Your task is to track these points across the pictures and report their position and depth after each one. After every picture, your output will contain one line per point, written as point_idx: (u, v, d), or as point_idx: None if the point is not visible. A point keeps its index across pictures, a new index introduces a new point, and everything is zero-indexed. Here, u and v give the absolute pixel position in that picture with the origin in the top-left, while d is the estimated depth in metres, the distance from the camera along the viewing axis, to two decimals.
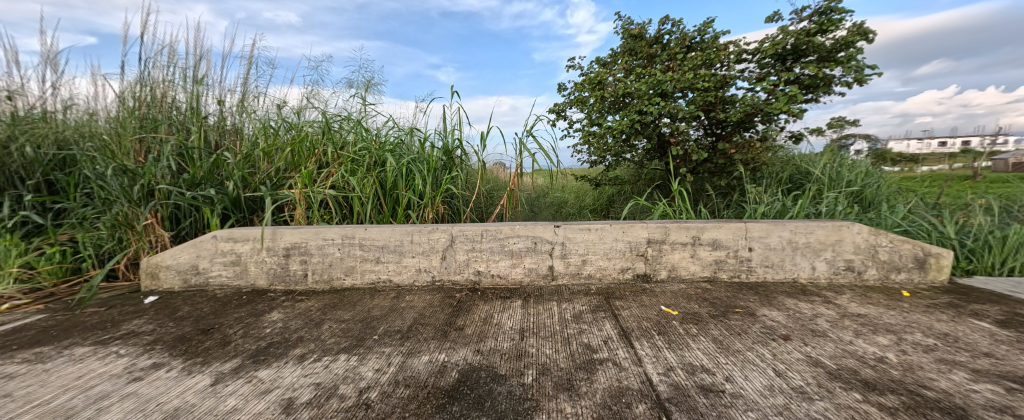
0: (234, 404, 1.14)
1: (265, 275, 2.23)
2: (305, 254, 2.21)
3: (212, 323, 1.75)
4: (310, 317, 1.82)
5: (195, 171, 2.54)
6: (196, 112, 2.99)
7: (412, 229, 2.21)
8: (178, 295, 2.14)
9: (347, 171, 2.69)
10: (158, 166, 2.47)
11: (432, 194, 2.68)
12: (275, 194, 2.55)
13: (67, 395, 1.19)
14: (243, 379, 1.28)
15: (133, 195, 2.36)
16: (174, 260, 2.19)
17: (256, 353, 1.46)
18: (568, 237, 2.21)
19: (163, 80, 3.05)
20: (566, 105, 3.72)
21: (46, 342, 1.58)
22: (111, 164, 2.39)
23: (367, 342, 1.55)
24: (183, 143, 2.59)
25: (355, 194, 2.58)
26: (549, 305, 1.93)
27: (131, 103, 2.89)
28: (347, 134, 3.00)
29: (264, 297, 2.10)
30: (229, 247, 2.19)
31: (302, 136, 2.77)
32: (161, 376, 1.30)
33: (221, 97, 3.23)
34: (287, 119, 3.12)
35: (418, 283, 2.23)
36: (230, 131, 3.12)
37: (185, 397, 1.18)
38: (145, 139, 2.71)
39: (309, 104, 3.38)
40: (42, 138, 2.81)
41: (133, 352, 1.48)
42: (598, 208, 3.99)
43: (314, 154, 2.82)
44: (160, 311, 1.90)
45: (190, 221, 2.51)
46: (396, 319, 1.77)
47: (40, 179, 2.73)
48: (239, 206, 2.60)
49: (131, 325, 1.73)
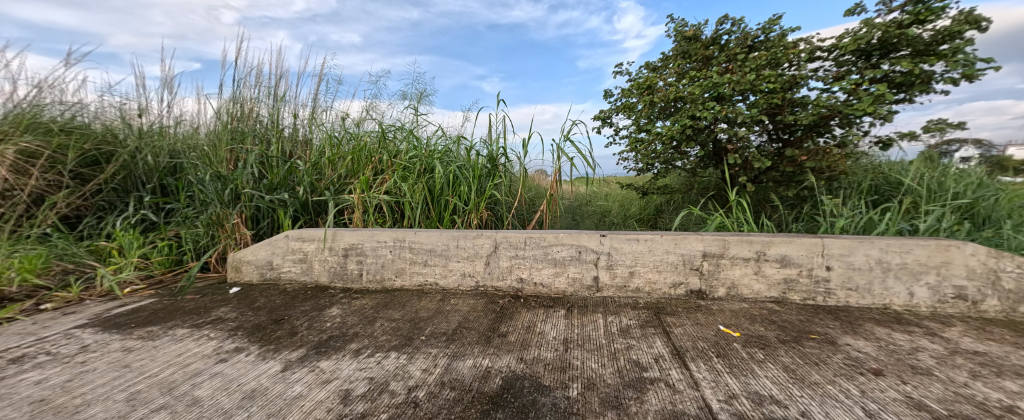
0: (299, 391, 1.26)
1: (326, 273, 2.42)
2: (361, 254, 2.37)
3: (282, 314, 1.94)
4: (364, 314, 1.94)
5: (273, 177, 2.86)
6: (277, 126, 3.37)
7: (459, 234, 2.28)
8: (256, 288, 2.40)
9: (400, 177, 2.87)
10: (244, 173, 2.81)
11: (477, 201, 2.75)
12: (337, 199, 2.79)
13: (170, 370, 1.39)
14: (308, 367, 1.40)
15: (224, 198, 2.71)
16: (254, 256, 2.47)
17: (318, 345, 1.59)
18: (614, 247, 2.14)
19: (250, 98, 3.50)
20: (612, 111, 3.62)
21: (155, 322, 1.86)
22: (209, 171, 2.78)
23: (416, 342, 1.62)
24: (264, 152, 2.94)
25: (407, 199, 2.71)
26: (594, 316, 1.87)
27: (225, 118, 3.36)
28: (400, 143, 3.18)
29: (325, 293, 2.29)
30: (298, 246, 2.42)
31: (362, 145, 3.00)
32: (242, 359, 1.47)
33: (296, 111, 3.60)
34: (348, 130, 3.39)
35: (463, 287, 2.29)
36: (300, 141, 3.47)
37: (261, 379, 1.33)
38: (235, 149, 3.11)
39: (368, 116, 3.64)
40: (159, 148, 3.34)
41: (220, 336, 1.69)
42: (644, 218, 3.76)
43: (371, 161, 3.04)
44: (241, 301, 2.15)
45: (268, 222, 2.84)
46: (443, 322, 1.83)
47: (157, 183, 3.23)
48: (307, 209, 2.88)
49: (219, 312, 1.98)
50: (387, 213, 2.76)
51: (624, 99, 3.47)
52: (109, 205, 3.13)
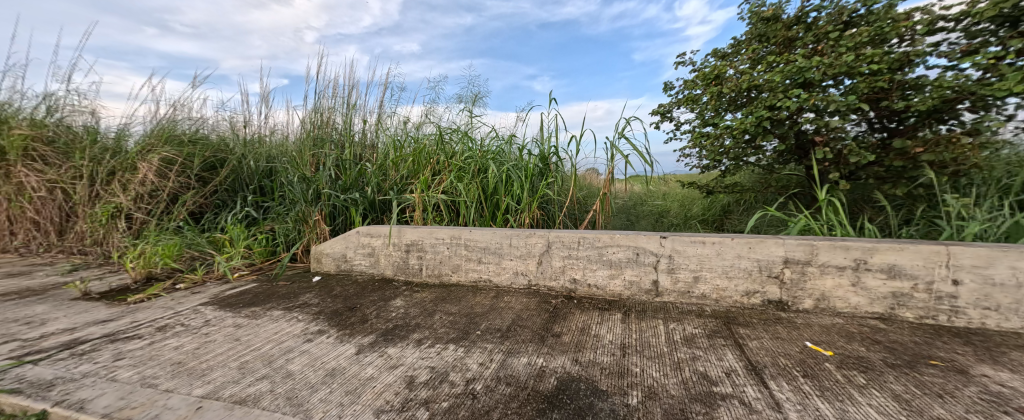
0: (371, 374, 1.40)
1: (392, 266, 2.60)
2: (421, 250, 2.51)
3: (355, 302, 2.14)
4: (425, 306, 2.06)
5: (346, 179, 3.17)
6: (350, 133, 3.69)
7: (511, 233, 2.30)
8: (333, 278, 2.67)
9: (456, 177, 2.97)
10: (324, 175, 3.15)
11: (529, 200, 2.75)
12: (400, 198, 3.00)
13: (269, 346, 1.63)
14: (378, 352, 1.53)
15: (308, 197, 3.07)
16: (331, 248, 2.74)
17: (386, 332, 1.72)
18: (676, 250, 1.99)
19: (328, 108, 3.87)
20: (672, 105, 3.38)
21: (257, 303, 2.17)
22: (297, 174, 3.17)
23: (472, 336, 1.67)
24: (339, 156, 3.29)
25: (462, 198, 2.81)
26: (653, 322, 1.77)
27: (307, 126, 3.75)
28: (456, 145, 3.26)
29: (390, 285, 2.47)
30: (367, 241, 2.64)
31: (421, 148, 3.18)
32: (324, 340, 1.66)
33: (366, 118, 3.92)
34: (409, 133, 3.58)
35: (515, 285, 2.31)
36: (368, 145, 3.75)
37: (340, 360, 1.49)
38: (317, 154, 3.48)
39: (427, 120, 3.80)
40: (258, 154, 3.85)
41: (306, 318, 1.92)
42: (709, 219, 3.53)
43: (430, 162, 3.19)
44: (322, 289, 2.41)
45: (342, 218, 3.12)
46: (497, 318, 1.86)
47: (258, 185, 3.70)
48: (375, 207, 3.13)
49: (305, 298, 2.25)
50: (444, 211, 2.88)
51: (688, 91, 3.22)
52: (223, 203, 3.65)
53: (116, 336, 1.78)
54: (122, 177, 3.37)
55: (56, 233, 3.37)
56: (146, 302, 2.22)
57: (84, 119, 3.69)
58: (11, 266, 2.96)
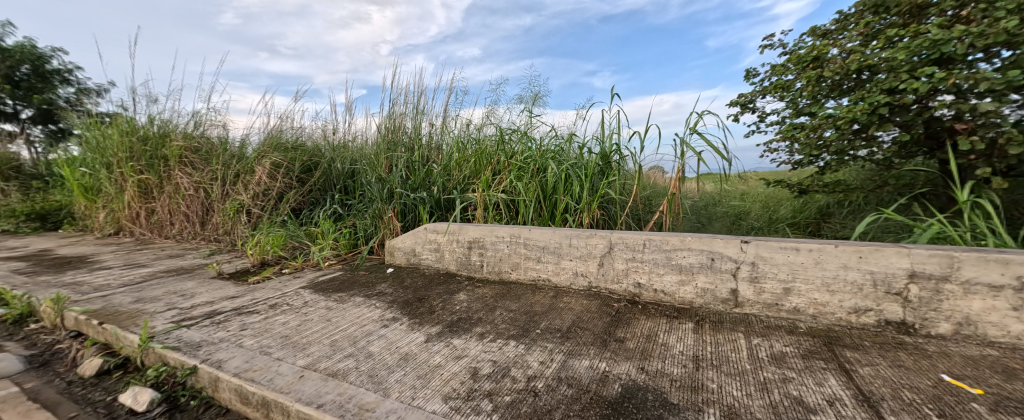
0: (439, 361, 1.49)
1: (454, 262, 2.68)
2: (482, 248, 2.55)
3: (423, 294, 2.28)
4: (486, 302, 2.11)
5: (415, 179, 3.36)
6: (419, 136, 3.79)
7: (571, 233, 2.25)
8: (403, 270, 2.85)
9: (515, 177, 2.98)
10: (397, 175, 3.37)
11: (590, 199, 2.66)
12: (463, 197, 3.09)
13: (354, 328, 1.83)
14: (444, 342, 1.62)
15: (382, 195, 3.30)
16: (402, 243, 2.92)
17: (451, 324, 1.81)
18: (760, 256, 1.80)
19: (400, 113, 3.92)
20: (756, 95, 3.02)
21: (342, 290, 2.43)
22: (374, 175, 3.43)
23: (532, 334, 1.67)
24: (410, 158, 3.49)
25: (522, 197, 2.82)
26: (734, 336, 1.60)
27: (380, 129, 3.92)
28: (515, 145, 3.29)
29: (453, 280, 2.58)
30: (433, 237, 2.77)
31: (484, 148, 3.25)
32: (398, 327, 1.81)
33: (432, 120, 3.95)
34: (471, 135, 3.64)
35: (575, 286, 2.25)
36: (433, 148, 3.81)
37: (412, 346, 1.62)
38: (391, 156, 3.58)
39: (489, 121, 3.85)
40: (343, 157, 4.23)
41: (382, 306, 2.10)
42: (801, 223, 3.08)
43: (491, 163, 3.22)
44: (394, 280, 2.61)
45: (412, 215, 3.32)
46: (557, 318, 1.83)
47: (343, 185, 4.11)
48: (440, 206, 3.28)
49: (381, 286, 2.46)
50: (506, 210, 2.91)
51: (779, 77, 2.86)
52: (317, 201, 4.14)
53: (241, 310, 2.15)
54: (245, 177, 3.98)
55: (200, 224, 4.11)
56: (262, 283, 2.64)
57: (221, 131, 4.47)
58: (171, 250, 3.70)
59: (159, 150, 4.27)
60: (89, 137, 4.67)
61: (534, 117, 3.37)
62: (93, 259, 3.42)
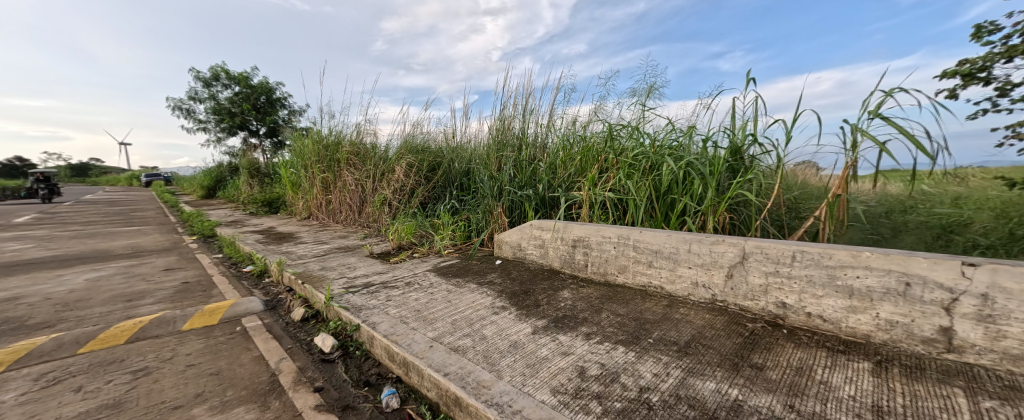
0: (545, 355, 1.49)
1: (558, 259, 2.65)
2: (587, 247, 2.46)
3: (529, 287, 2.31)
4: (591, 303, 2.02)
5: (522, 176, 3.39)
6: (525, 136, 3.64)
7: (691, 237, 2.02)
8: (509, 263, 2.93)
9: (625, 175, 2.74)
10: (506, 173, 3.42)
11: (715, 200, 2.28)
12: (567, 195, 3.00)
13: (469, 311, 1.98)
14: (550, 337, 1.63)
15: (492, 192, 3.41)
16: (509, 237, 3.00)
17: (556, 319, 1.80)
18: (993, 285, 1.34)
19: (509, 116, 3.78)
20: (998, 58, 2.08)
21: (461, 275, 2.65)
22: (486, 174, 3.57)
23: (642, 342, 1.54)
24: (518, 157, 3.51)
25: (631, 197, 2.59)
26: (944, 390, 1.23)
27: (491, 130, 3.83)
28: (626, 141, 2.97)
29: (557, 276, 2.55)
30: (538, 234, 2.77)
31: (592, 145, 3.05)
32: (507, 316, 1.89)
33: (540, 120, 3.72)
34: (578, 133, 3.41)
35: (693, 298, 2.03)
36: (536, 145, 3.63)
37: (521, 335, 1.67)
38: (500, 157, 3.63)
39: (596, 118, 3.58)
40: (458, 159, 4.39)
41: (493, 294, 2.21)
42: None
43: (598, 160, 3.00)
44: (502, 271, 2.71)
45: (517, 212, 3.38)
46: (672, 330, 1.65)
47: (459, 182, 4.32)
48: (545, 203, 3.26)
49: (492, 276, 2.59)
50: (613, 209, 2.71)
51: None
52: (438, 196, 4.52)
53: (386, 283, 2.55)
54: (387, 176, 4.70)
55: (359, 212, 5.02)
56: (402, 263, 3.10)
57: (373, 138, 5.33)
58: (341, 232, 4.62)
59: (334, 155, 5.34)
60: (294, 145, 6.15)
61: (648, 109, 3.01)
62: (295, 236, 4.49)
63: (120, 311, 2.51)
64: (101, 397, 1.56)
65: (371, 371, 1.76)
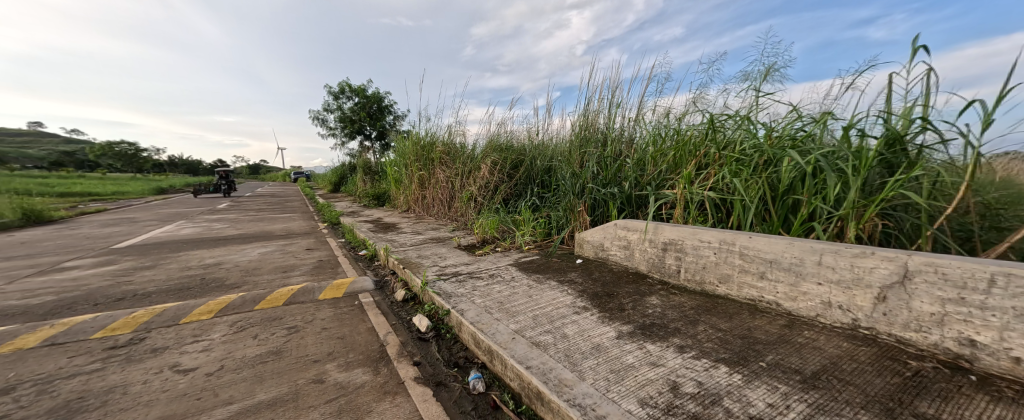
0: (631, 362, 1.42)
1: (645, 263, 2.50)
2: (681, 251, 2.26)
3: (612, 290, 2.20)
4: (685, 312, 1.86)
5: (606, 174, 3.21)
6: (610, 130, 3.44)
7: (823, 247, 1.74)
8: (591, 262, 2.84)
9: (731, 172, 2.45)
10: (589, 171, 3.28)
11: (859, 203, 1.89)
12: (657, 194, 2.78)
13: (550, 308, 1.96)
14: (636, 344, 1.54)
15: (575, 190, 3.33)
16: (592, 236, 2.92)
17: (643, 326, 1.69)
18: None
19: (595, 111, 3.60)
20: None
21: (542, 271, 2.64)
22: (569, 170, 3.47)
23: (751, 365, 1.39)
24: (602, 152, 3.31)
25: (739, 197, 2.32)
26: None
27: (576, 125, 3.70)
28: (733, 132, 2.63)
29: (644, 281, 2.39)
30: (624, 234, 2.65)
31: (688, 138, 2.76)
32: (589, 317, 1.82)
33: (629, 113, 3.47)
34: (672, 125, 3.11)
35: (823, 320, 1.76)
36: (625, 140, 3.42)
37: (603, 339, 1.60)
38: (583, 153, 3.51)
39: (694, 107, 3.22)
40: (541, 157, 4.35)
41: (573, 294, 2.15)
42: None
43: (697, 156, 2.72)
44: (583, 270, 2.63)
45: (601, 211, 3.24)
46: (795, 356, 1.45)
47: (541, 179, 4.30)
48: (631, 202, 3.06)
49: (572, 275, 2.53)
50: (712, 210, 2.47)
51: None
52: (520, 193, 4.57)
53: (472, 274, 2.67)
54: (473, 174, 4.90)
55: (449, 207, 5.34)
56: (485, 256, 3.20)
57: (463, 138, 5.60)
58: (433, 225, 4.97)
59: (429, 154, 5.75)
60: (398, 146, 6.77)
61: (763, 95, 2.57)
62: (397, 226, 4.97)
63: (279, 279, 3.08)
64: (269, 344, 1.94)
65: (460, 354, 1.85)
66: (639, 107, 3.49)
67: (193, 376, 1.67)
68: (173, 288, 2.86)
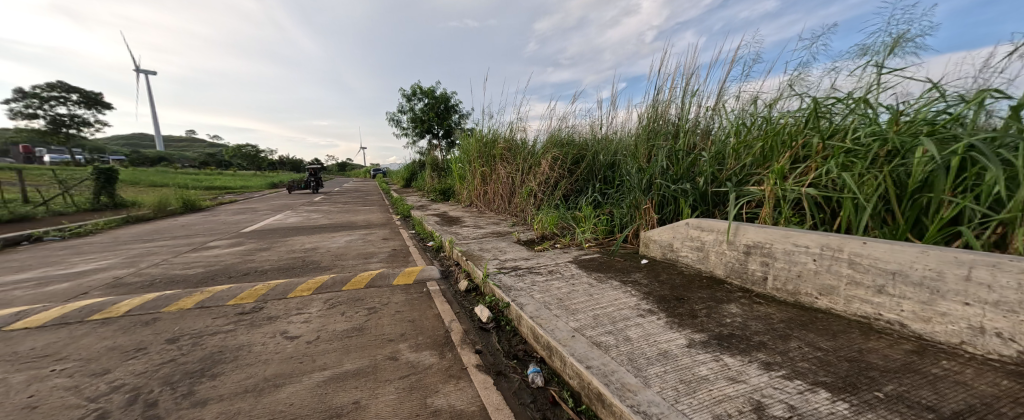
0: (705, 374, 1.32)
1: (723, 266, 2.33)
2: (768, 256, 2.07)
3: (682, 294, 2.06)
4: (772, 325, 1.68)
5: (677, 169, 3.00)
6: (683, 121, 3.24)
7: (973, 258, 1.45)
8: (658, 263, 2.70)
9: (839, 166, 2.16)
10: (657, 166, 3.08)
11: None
12: (739, 191, 2.58)
13: (613, 308, 1.88)
14: (711, 355, 1.42)
15: (641, 186, 3.14)
16: (659, 236, 2.77)
17: (720, 337, 1.56)
18: None
19: (665, 100, 3.40)
20: None
21: (603, 270, 2.54)
22: (635, 165, 3.28)
23: (861, 391, 1.22)
24: (673, 146, 3.08)
25: (851, 195, 2.03)
26: None
27: (643, 118, 3.54)
28: (841, 118, 2.32)
29: (720, 286, 2.21)
30: (697, 234, 2.48)
31: (779, 127, 2.48)
32: (655, 321, 1.72)
33: (707, 103, 3.21)
34: (760, 112, 2.80)
35: (969, 348, 1.47)
36: (702, 132, 3.21)
37: (671, 346, 1.50)
38: (651, 147, 3.33)
39: (789, 91, 2.86)
40: (605, 152, 4.19)
41: (638, 295, 2.04)
42: None
43: (791, 147, 2.44)
44: (649, 271, 2.49)
45: (670, 209, 3.04)
46: (929, 391, 1.23)
47: (604, 175, 4.15)
48: (706, 199, 2.85)
49: (636, 276, 2.40)
50: (810, 211, 2.22)
51: None
52: (580, 189, 4.47)
53: (532, 269, 2.65)
54: (533, 170, 4.89)
55: (508, 203, 5.39)
56: (545, 251, 3.18)
57: (524, 135, 5.61)
58: (494, 220, 5.06)
59: (491, 151, 5.85)
60: (462, 144, 6.99)
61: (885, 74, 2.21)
62: (460, 220, 5.14)
63: (360, 264, 3.36)
64: (354, 321, 2.12)
65: (518, 347, 1.85)
66: (717, 96, 3.22)
67: (297, 343, 1.89)
68: (284, 266, 3.28)
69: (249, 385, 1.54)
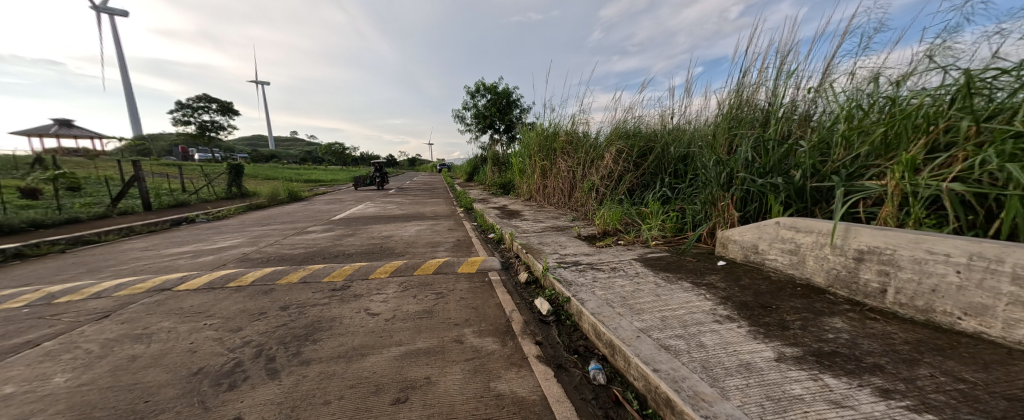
0: (798, 393, 1.17)
1: (824, 273, 2.06)
2: (889, 263, 1.78)
3: (769, 301, 1.86)
4: (893, 347, 1.44)
5: (766, 161, 2.70)
6: (774, 106, 2.91)
7: None
8: (739, 266, 2.47)
9: (1003, 156, 1.77)
10: (742, 157, 2.79)
11: None
12: (851, 186, 2.24)
13: (686, 311, 1.75)
14: (807, 373, 1.26)
15: (720, 181, 2.89)
16: (741, 236, 2.54)
17: (818, 353, 1.38)
18: None
19: (754, 83, 3.07)
20: None
21: (672, 270, 2.39)
22: (713, 158, 3.01)
23: None
24: (761, 134, 2.76)
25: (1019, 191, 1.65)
26: None
27: (725, 105, 3.25)
28: (1011, 95, 1.90)
29: (821, 296, 1.96)
30: (790, 235, 2.22)
31: (911, 109, 2.06)
32: (735, 329, 1.57)
33: (807, 83, 2.84)
34: (882, 91, 2.39)
35: None
36: (801, 119, 2.86)
37: (755, 358, 1.35)
38: (733, 137, 3.04)
39: (926, 64, 2.41)
40: (676, 143, 3.93)
41: (713, 299, 1.88)
42: None
43: (926, 133, 2.06)
44: (728, 274, 2.29)
45: (755, 206, 2.74)
46: None
47: (674, 168, 3.89)
48: (803, 196, 2.52)
49: (711, 278, 2.22)
50: (952, 211, 1.86)
51: None
52: (647, 184, 4.24)
53: (594, 265, 2.58)
54: (595, 163, 4.74)
55: (569, 197, 5.31)
56: (607, 248, 3.08)
57: (586, 127, 5.46)
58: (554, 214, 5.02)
59: (553, 144, 5.79)
60: (523, 136, 7.01)
61: None
62: (520, 213, 5.17)
63: (428, 252, 3.53)
64: (424, 304, 2.22)
65: (579, 342, 1.80)
66: (817, 76, 2.84)
67: (377, 319, 2.03)
68: (366, 251, 3.57)
69: (343, 352, 1.69)
